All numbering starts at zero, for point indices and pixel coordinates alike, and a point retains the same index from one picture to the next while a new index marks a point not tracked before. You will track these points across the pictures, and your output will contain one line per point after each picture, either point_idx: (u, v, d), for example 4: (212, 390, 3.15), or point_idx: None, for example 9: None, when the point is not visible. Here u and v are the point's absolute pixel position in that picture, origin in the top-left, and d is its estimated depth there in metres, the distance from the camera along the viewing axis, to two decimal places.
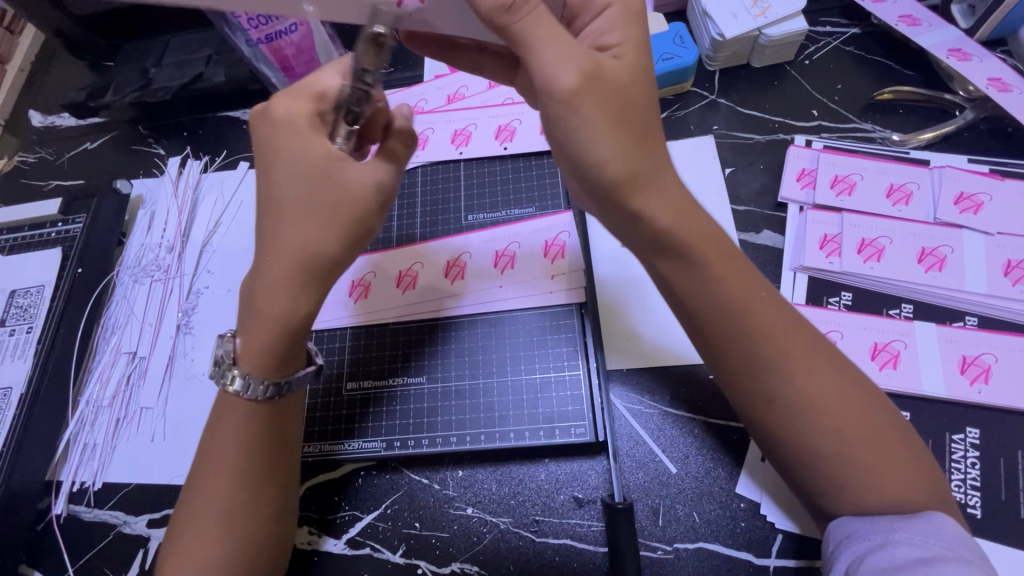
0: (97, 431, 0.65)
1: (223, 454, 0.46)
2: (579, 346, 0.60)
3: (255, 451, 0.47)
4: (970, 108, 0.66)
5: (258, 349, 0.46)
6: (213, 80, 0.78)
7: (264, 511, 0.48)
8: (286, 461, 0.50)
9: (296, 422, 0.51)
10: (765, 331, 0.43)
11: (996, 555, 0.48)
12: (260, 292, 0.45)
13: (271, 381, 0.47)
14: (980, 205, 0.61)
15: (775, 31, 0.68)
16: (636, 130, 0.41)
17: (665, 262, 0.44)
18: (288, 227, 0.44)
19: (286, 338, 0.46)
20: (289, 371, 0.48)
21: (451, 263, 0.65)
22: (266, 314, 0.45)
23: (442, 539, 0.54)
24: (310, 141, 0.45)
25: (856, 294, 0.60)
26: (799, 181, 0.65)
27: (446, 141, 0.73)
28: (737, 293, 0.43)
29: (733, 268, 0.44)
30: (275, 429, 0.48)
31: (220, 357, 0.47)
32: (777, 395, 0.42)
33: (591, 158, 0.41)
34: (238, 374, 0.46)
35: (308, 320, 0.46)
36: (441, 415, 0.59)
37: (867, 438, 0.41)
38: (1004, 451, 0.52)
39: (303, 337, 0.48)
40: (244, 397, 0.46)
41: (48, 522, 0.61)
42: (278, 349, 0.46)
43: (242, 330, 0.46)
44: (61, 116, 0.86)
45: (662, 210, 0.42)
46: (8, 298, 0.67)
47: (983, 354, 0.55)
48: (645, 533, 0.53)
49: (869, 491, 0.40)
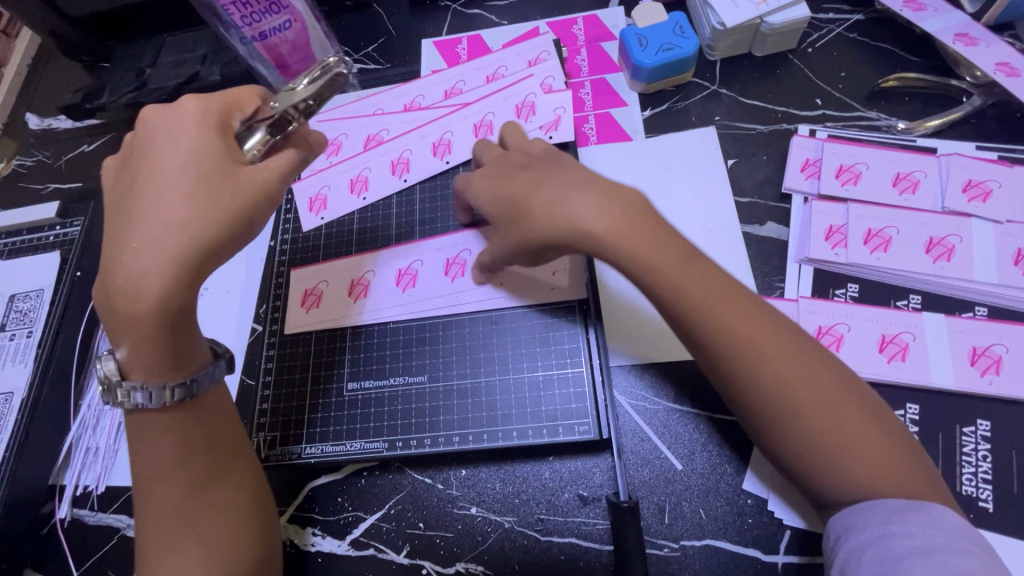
0: (99, 434, 0.64)
1: (151, 460, 0.45)
2: (583, 343, 0.59)
3: (192, 448, 0.46)
4: (978, 94, 0.65)
5: (144, 356, 0.43)
6: (208, 79, 0.77)
7: (223, 506, 0.46)
8: (227, 455, 0.48)
9: (220, 415, 0.48)
10: (725, 311, 0.42)
11: (1005, 548, 0.48)
12: (119, 295, 0.41)
13: (174, 383, 0.45)
14: (989, 192, 0.59)
15: (777, 18, 0.67)
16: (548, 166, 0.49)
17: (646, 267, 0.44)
18: (159, 205, 0.42)
19: (162, 339, 0.43)
20: (196, 369, 0.46)
21: (451, 260, 0.64)
22: (133, 316, 0.41)
23: (446, 539, 0.54)
24: (181, 129, 0.44)
25: (864, 286, 0.59)
26: (803, 172, 0.63)
27: (428, 155, 0.70)
28: (697, 287, 0.42)
29: (697, 269, 0.43)
30: (200, 426, 0.47)
31: (106, 377, 0.45)
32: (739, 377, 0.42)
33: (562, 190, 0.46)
34: (134, 387, 0.44)
35: (183, 314, 0.43)
36: (441, 415, 0.58)
37: (833, 412, 0.40)
38: (1016, 443, 0.51)
39: (189, 334, 0.45)
40: (150, 406, 0.44)
41: (52, 527, 0.60)
42: (166, 352, 0.43)
43: (119, 344, 0.43)
44: (57, 119, 0.85)
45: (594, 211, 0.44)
46: (8, 303, 0.68)
47: (993, 345, 0.54)
48: (652, 530, 0.52)
49: (836, 473, 0.40)
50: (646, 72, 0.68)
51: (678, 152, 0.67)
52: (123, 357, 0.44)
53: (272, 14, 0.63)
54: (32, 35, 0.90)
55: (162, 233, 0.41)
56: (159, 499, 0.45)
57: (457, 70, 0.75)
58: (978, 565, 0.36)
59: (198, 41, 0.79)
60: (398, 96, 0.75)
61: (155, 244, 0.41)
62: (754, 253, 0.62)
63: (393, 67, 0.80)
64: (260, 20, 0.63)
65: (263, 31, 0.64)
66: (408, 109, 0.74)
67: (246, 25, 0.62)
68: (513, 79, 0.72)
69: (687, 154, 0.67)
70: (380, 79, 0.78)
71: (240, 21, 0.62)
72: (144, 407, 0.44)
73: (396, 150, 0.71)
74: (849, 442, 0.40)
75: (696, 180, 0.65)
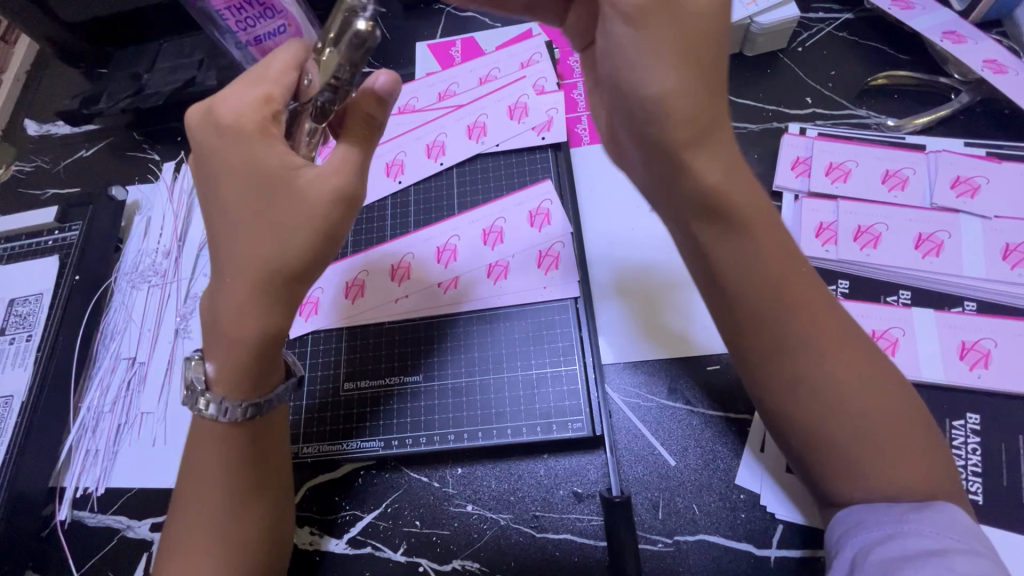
0: (98, 436, 0.65)
1: (198, 464, 0.47)
2: (575, 341, 0.59)
3: (237, 473, 0.47)
4: (966, 91, 0.66)
5: (230, 373, 0.46)
6: (204, 84, 0.76)
7: (270, 531, 0.49)
8: (272, 476, 0.50)
9: (281, 432, 0.51)
10: (783, 300, 0.42)
11: (997, 540, 0.48)
12: (223, 316, 0.45)
13: (248, 402, 0.47)
14: (977, 188, 0.60)
15: (767, 18, 0.68)
16: (699, 69, 0.39)
17: (704, 227, 0.43)
18: (246, 237, 0.44)
19: (252, 357, 0.45)
20: (270, 389, 0.48)
21: (442, 248, 0.66)
22: (233, 338, 0.45)
23: (443, 537, 0.54)
24: (261, 146, 0.43)
25: (854, 282, 0.59)
26: (793, 170, 0.64)
27: (423, 157, 0.72)
28: (785, 276, 0.43)
29: (767, 234, 0.43)
30: (260, 451, 0.49)
31: (191, 383, 0.47)
32: (781, 341, 0.42)
33: (647, 89, 0.39)
34: (211, 400, 0.46)
35: (278, 340, 0.46)
36: (441, 419, 0.58)
37: (891, 422, 0.41)
38: (1005, 435, 0.51)
39: (276, 355, 0.48)
40: (222, 420, 0.47)
41: (53, 528, 0.61)
42: (250, 371, 0.46)
43: (212, 357, 0.46)
44: (55, 124, 0.86)
45: (712, 168, 0.41)
46: (8, 307, 0.68)
47: (982, 339, 0.54)
48: (645, 526, 0.53)
49: (879, 480, 0.40)
50: None
51: None
52: (210, 369, 0.47)
53: (266, 19, 0.63)
54: (31, 42, 0.92)
55: (246, 268, 0.43)
56: (198, 501, 0.47)
57: (451, 72, 0.76)
58: (988, 566, 0.36)
59: (194, 46, 0.79)
60: None
61: (242, 268, 0.44)
62: None
63: (388, 70, 0.81)
64: (256, 26, 0.63)
65: (258, 36, 0.64)
66: (401, 111, 0.75)
67: (241, 30, 0.63)
68: (504, 79, 0.74)
69: None
70: None
71: (235, 26, 0.62)
72: (212, 421, 0.47)
73: (391, 153, 0.73)
74: (874, 420, 0.41)
75: None
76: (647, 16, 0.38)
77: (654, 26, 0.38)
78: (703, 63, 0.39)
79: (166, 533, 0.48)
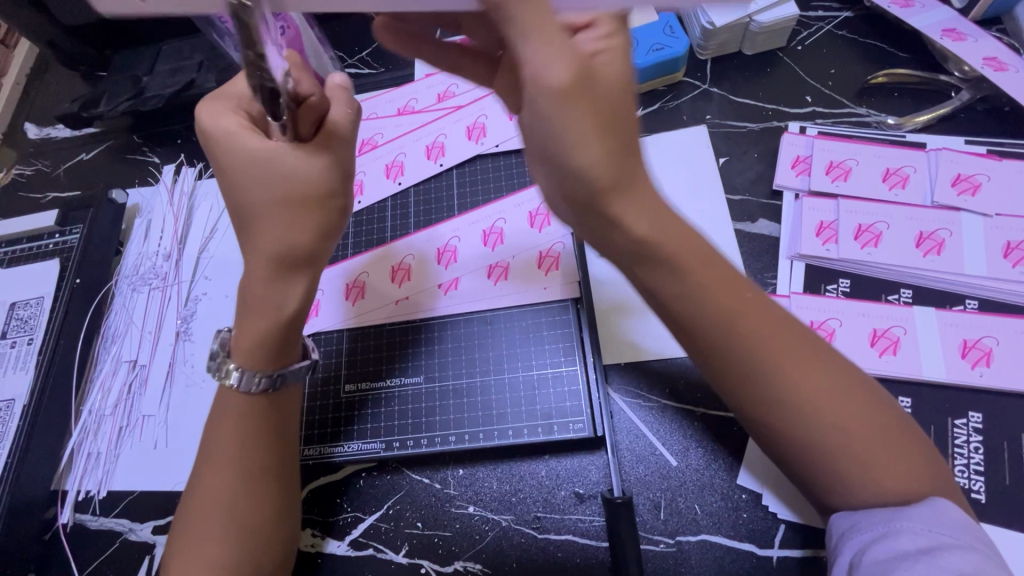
0: (100, 440, 0.65)
1: (211, 450, 0.47)
2: (576, 341, 0.59)
3: (250, 464, 0.47)
4: (966, 89, 0.65)
5: (251, 347, 0.47)
6: (204, 86, 0.76)
7: (278, 528, 0.48)
8: (286, 471, 0.50)
9: (292, 432, 0.51)
10: (737, 332, 0.43)
11: (1000, 539, 0.48)
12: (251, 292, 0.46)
13: (265, 373, 0.48)
14: (978, 186, 0.60)
15: (766, 17, 0.67)
16: (619, 137, 0.40)
17: (646, 271, 0.44)
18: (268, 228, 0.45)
19: (275, 334, 0.47)
20: (286, 365, 0.49)
21: (441, 250, 0.66)
22: (258, 309, 0.46)
23: (444, 539, 0.54)
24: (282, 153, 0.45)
25: (855, 281, 0.59)
26: (794, 169, 0.64)
27: (422, 158, 0.72)
28: (733, 305, 0.43)
29: (712, 268, 0.44)
30: (278, 443, 0.49)
31: (216, 350, 0.50)
32: (743, 371, 0.43)
33: (576, 162, 0.40)
34: (233, 368, 0.47)
35: (295, 320, 0.48)
36: (434, 430, 0.58)
37: (875, 429, 0.41)
38: (1008, 434, 0.51)
39: (298, 331, 0.49)
40: (238, 389, 0.47)
41: (55, 531, 0.61)
42: (270, 344, 0.47)
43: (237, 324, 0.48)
44: (55, 128, 0.86)
45: (643, 220, 0.42)
46: (9, 311, 0.68)
47: (984, 337, 0.54)
48: (647, 526, 0.53)
49: (872, 486, 0.40)
50: (637, 73, 0.69)
51: (672, 151, 0.68)
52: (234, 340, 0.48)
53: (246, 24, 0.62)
54: (31, 46, 0.92)
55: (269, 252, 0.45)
56: (207, 492, 0.46)
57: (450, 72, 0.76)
58: (982, 563, 0.36)
59: (192, 48, 0.79)
60: (389, 100, 0.76)
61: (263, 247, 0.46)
62: (746, 251, 0.62)
63: (387, 71, 0.80)
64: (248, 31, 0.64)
65: None
66: (400, 112, 0.75)
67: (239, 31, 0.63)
68: None
69: (678, 152, 0.68)
70: (372, 83, 0.79)
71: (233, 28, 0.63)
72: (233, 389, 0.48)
73: (390, 154, 0.73)
74: (854, 430, 0.41)
75: (688, 180, 0.66)
76: (561, 101, 0.38)
77: (571, 105, 0.38)
78: (614, 129, 0.40)
79: (175, 522, 0.48)
